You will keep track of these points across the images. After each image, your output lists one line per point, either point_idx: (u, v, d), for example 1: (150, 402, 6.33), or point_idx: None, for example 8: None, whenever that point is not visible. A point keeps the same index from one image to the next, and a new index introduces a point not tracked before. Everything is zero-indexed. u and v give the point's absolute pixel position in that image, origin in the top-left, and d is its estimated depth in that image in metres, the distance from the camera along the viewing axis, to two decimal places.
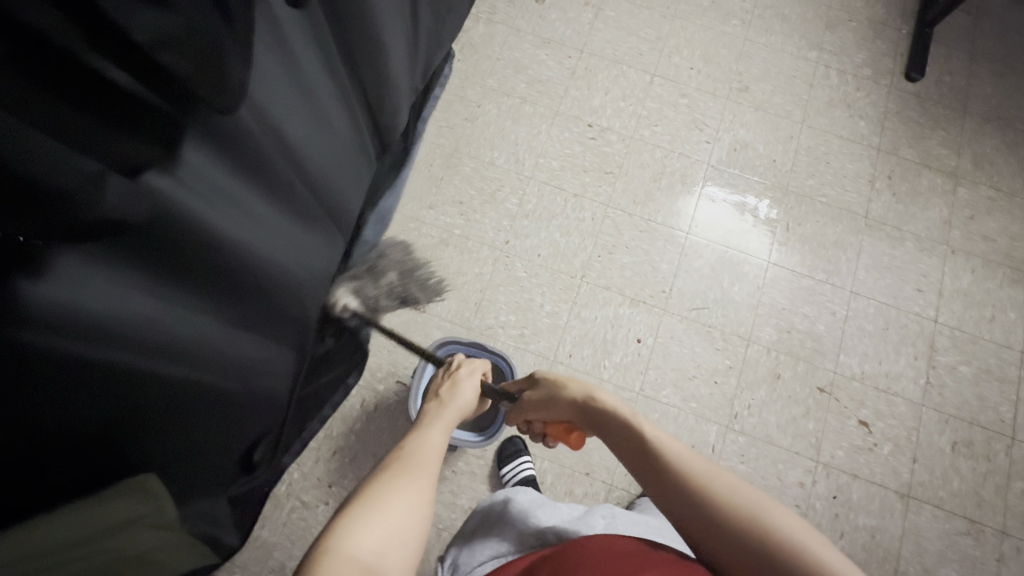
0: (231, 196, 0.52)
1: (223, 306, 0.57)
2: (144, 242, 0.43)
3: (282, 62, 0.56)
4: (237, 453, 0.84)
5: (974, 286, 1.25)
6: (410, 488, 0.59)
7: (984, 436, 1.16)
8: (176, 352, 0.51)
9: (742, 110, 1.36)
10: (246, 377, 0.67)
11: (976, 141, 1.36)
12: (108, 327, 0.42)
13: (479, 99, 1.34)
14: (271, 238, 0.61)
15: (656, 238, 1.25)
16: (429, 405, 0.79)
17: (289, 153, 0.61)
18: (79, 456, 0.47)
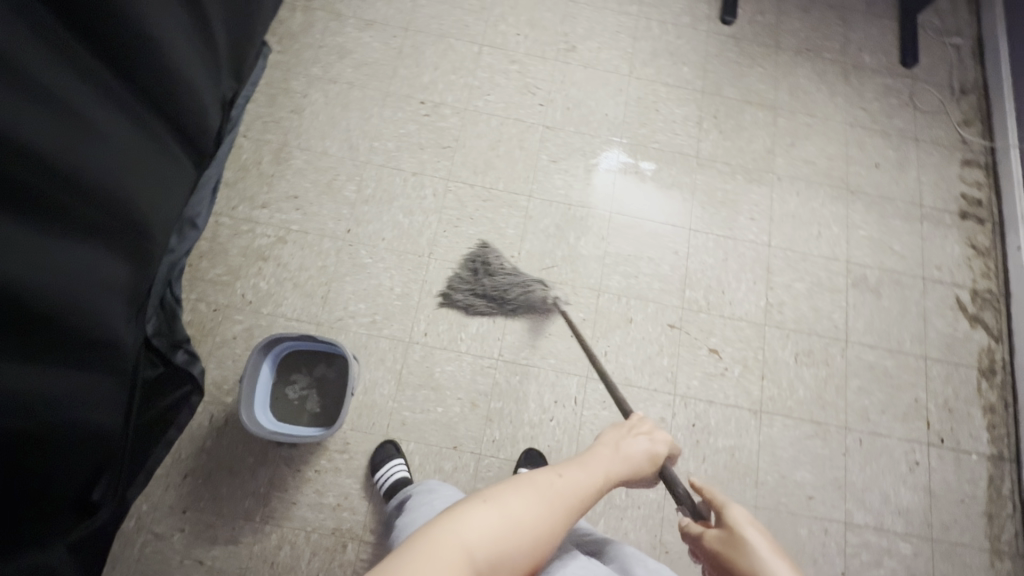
0: (48, 256, 0.64)
1: (58, 346, 0.69)
2: None
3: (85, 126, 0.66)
4: (71, 492, 0.79)
5: (800, 208, 1.33)
6: (540, 502, 0.63)
7: (822, 343, 1.24)
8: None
9: (571, 69, 1.38)
10: (70, 401, 0.72)
11: (791, 74, 1.45)
12: None
13: (304, 90, 1.29)
14: (67, 272, 0.67)
15: (499, 205, 1.25)
16: (603, 448, 0.79)
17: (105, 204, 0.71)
18: None
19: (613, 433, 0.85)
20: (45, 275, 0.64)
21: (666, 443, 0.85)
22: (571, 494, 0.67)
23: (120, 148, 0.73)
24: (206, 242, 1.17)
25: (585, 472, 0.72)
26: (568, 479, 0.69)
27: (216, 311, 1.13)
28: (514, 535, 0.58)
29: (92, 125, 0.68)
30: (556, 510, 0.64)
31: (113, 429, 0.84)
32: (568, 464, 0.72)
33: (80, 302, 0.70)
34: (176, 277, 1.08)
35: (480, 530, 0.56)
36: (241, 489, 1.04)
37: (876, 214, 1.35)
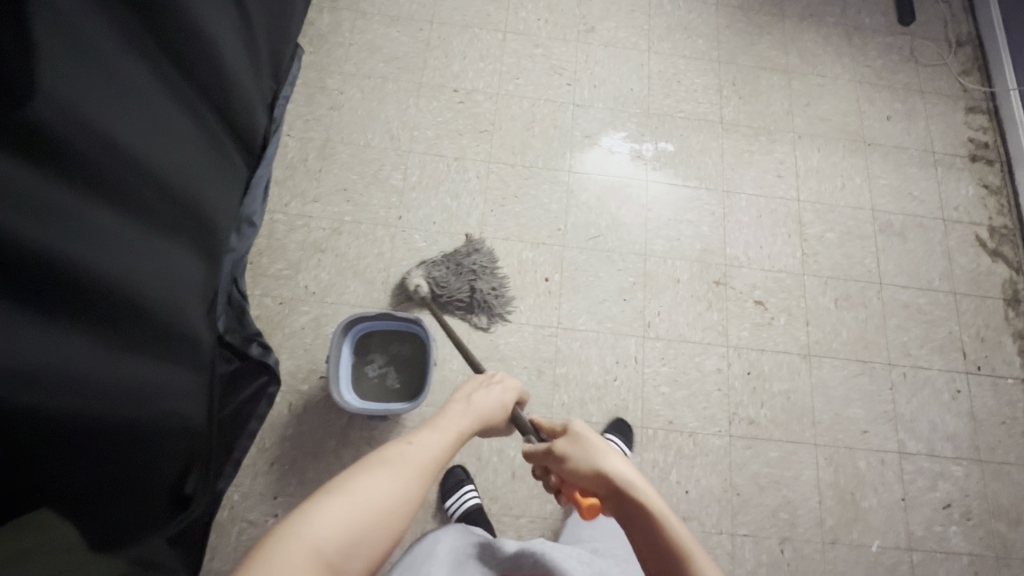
0: (125, 242, 0.64)
1: (139, 339, 0.69)
2: (48, 285, 0.55)
3: (146, 109, 0.66)
4: (165, 486, 0.82)
5: (823, 162, 1.40)
6: (395, 479, 0.59)
7: (858, 287, 1.31)
8: (35, 368, 0.54)
9: (593, 49, 1.44)
10: (140, 392, 0.69)
11: (798, 39, 1.52)
12: (45, 360, 0.55)
13: (340, 87, 1.33)
14: (125, 254, 0.64)
15: (541, 181, 1.30)
16: (454, 405, 0.76)
17: (168, 190, 0.71)
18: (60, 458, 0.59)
19: (466, 386, 0.82)
20: (104, 254, 0.60)
21: (517, 390, 0.84)
22: (428, 459, 0.64)
23: (168, 125, 0.70)
24: (263, 239, 1.20)
25: (434, 435, 0.68)
26: (418, 447, 0.65)
27: (282, 304, 1.16)
28: (365, 523, 0.55)
29: (144, 100, 0.65)
30: (412, 480, 0.61)
31: (201, 422, 0.86)
32: (419, 432, 0.68)
33: (138, 286, 0.66)
34: (241, 273, 1.10)
35: (328, 526, 0.53)
36: (327, 472, 1.08)
37: (892, 163, 1.42)
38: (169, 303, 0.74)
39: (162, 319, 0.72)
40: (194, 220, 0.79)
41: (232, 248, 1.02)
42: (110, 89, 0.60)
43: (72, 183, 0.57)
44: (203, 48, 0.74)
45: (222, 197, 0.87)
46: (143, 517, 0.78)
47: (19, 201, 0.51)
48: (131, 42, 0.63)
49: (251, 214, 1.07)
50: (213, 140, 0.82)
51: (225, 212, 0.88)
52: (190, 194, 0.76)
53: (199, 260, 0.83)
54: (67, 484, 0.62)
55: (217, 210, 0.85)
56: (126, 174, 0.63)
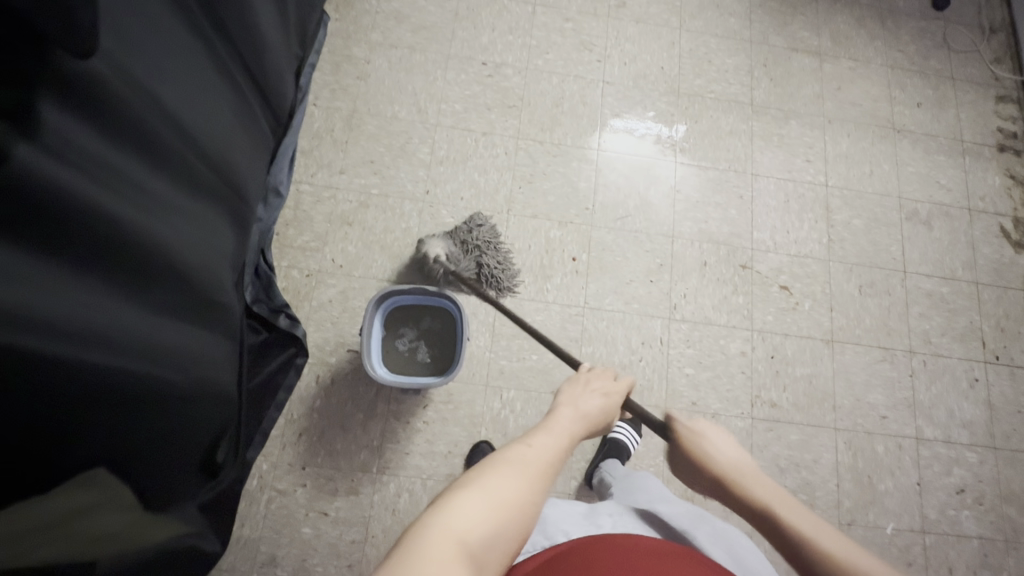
0: (161, 206, 0.62)
1: (172, 307, 0.66)
2: (91, 245, 0.52)
3: (187, 69, 0.63)
4: (201, 456, 0.82)
5: (852, 148, 1.39)
6: (519, 480, 0.58)
7: (883, 275, 1.31)
8: (89, 329, 0.53)
9: (624, 25, 1.40)
10: (178, 356, 0.68)
11: (831, 20, 1.49)
12: (87, 323, 0.52)
13: (367, 56, 1.30)
14: (167, 215, 0.63)
15: (570, 159, 1.29)
16: (562, 410, 0.75)
17: (201, 155, 0.68)
18: (102, 429, 0.58)
19: (569, 390, 0.81)
20: (148, 214, 0.59)
21: (620, 391, 0.82)
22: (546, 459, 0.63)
23: (208, 85, 0.68)
24: (289, 210, 1.19)
25: (550, 442, 0.65)
26: (534, 449, 0.63)
27: (309, 277, 1.15)
28: (501, 518, 0.54)
29: (185, 57, 0.63)
30: (535, 483, 0.59)
31: (233, 393, 0.86)
32: (535, 435, 0.67)
33: (178, 248, 0.65)
34: (268, 245, 1.08)
35: (470, 521, 0.52)
36: (355, 444, 1.08)
37: (921, 150, 1.41)
38: (200, 271, 0.71)
39: (200, 284, 0.72)
40: (226, 188, 0.76)
41: (260, 218, 1.01)
42: (158, 46, 0.58)
43: (121, 141, 0.55)
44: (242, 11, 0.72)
45: (253, 166, 0.84)
46: (181, 487, 0.78)
47: (76, 158, 0.49)
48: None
49: (278, 185, 1.05)
50: (247, 105, 0.79)
51: (255, 181, 0.86)
52: (222, 161, 0.74)
53: (230, 230, 0.80)
54: (110, 456, 0.60)
55: (248, 179, 0.83)
56: (170, 134, 0.62)
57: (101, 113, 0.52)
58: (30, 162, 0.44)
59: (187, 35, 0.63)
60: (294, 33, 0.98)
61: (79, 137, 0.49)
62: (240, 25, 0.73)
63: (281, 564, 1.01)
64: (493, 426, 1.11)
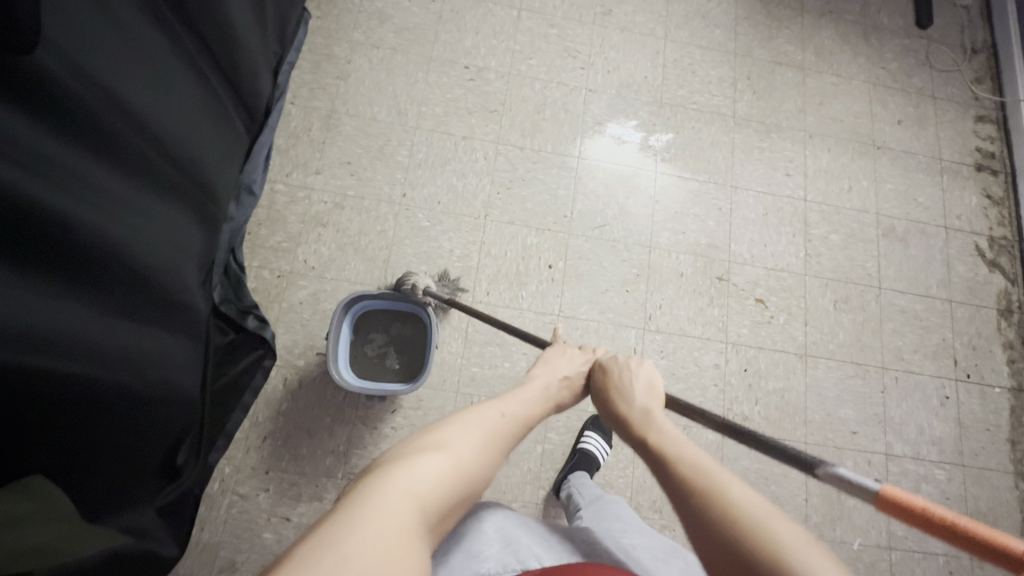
0: (125, 208, 0.61)
1: (132, 309, 0.65)
2: (42, 246, 0.52)
3: (156, 70, 0.63)
4: (158, 459, 0.80)
5: (832, 163, 1.39)
6: (480, 444, 0.60)
7: (858, 290, 1.31)
8: (31, 330, 0.51)
9: (609, 33, 1.40)
10: (136, 357, 0.67)
11: (815, 35, 1.49)
12: (37, 326, 0.52)
13: (348, 55, 1.29)
14: (126, 216, 0.61)
15: (550, 166, 1.28)
16: (539, 371, 0.83)
17: (169, 156, 0.67)
18: (48, 432, 0.57)
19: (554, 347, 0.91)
20: (110, 217, 0.59)
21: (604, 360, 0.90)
22: (509, 431, 0.65)
23: (175, 84, 0.66)
24: (263, 209, 1.17)
25: (534, 384, 0.78)
26: (506, 415, 0.68)
27: (281, 278, 1.14)
28: (461, 481, 0.55)
29: (153, 58, 0.62)
30: (499, 445, 0.63)
31: (195, 395, 0.84)
32: (507, 401, 0.70)
33: (140, 250, 0.64)
34: (239, 244, 1.07)
35: (428, 481, 0.52)
36: (320, 449, 1.07)
37: (900, 167, 1.42)
38: (165, 274, 0.70)
39: (163, 286, 0.70)
40: (196, 189, 0.75)
41: (230, 217, 0.99)
42: (120, 44, 0.57)
43: (72, 138, 0.53)
44: (218, 9, 0.70)
45: (226, 168, 0.83)
46: (132, 490, 0.77)
47: (17, 152, 0.47)
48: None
49: (251, 182, 1.04)
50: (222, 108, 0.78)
51: (229, 183, 0.85)
52: (193, 163, 0.73)
53: (197, 231, 0.79)
54: (52, 459, 0.59)
55: (221, 181, 0.82)
56: (129, 132, 0.60)
57: (60, 115, 0.51)
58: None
59: (154, 35, 0.62)
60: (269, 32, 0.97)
61: (36, 139, 0.49)
62: (218, 27, 0.72)
63: (240, 570, 0.99)
64: None
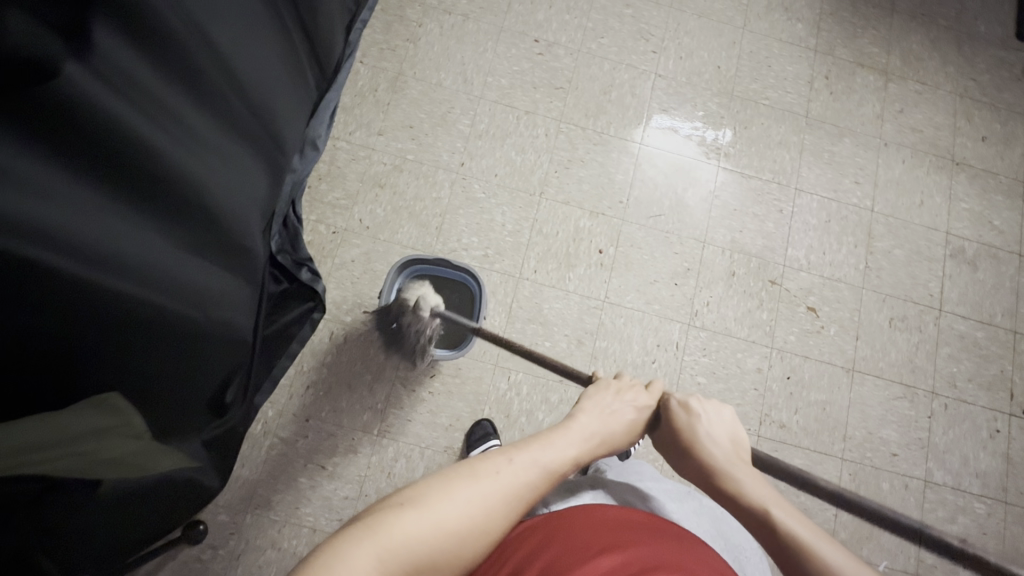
0: (210, 150, 0.63)
1: (205, 249, 0.67)
2: (121, 176, 0.52)
3: (247, 16, 0.64)
4: (209, 394, 0.83)
5: (905, 175, 1.33)
6: (474, 497, 0.55)
7: (917, 310, 1.26)
8: (97, 246, 0.51)
9: (685, 18, 1.36)
10: (197, 294, 0.67)
11: (904, 39, 1.41)
12: (119, 255, 0.53)
13: (420, 19, 1.28)
14: (210, 156, 0.63)
15: (610, 150, 1.26)
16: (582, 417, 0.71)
17: (252, 103, 0.69)
18: (124, 357, 0.60)
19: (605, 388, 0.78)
20: (197, 159, 0.60)
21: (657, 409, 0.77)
22: (520, 482, 0.59)
23: (260, 29, 0.67)
24: (324, 165, 1.19)
25: (572, 433, 0.68)
26: (524, 467, 0.61)
27: (335, 234, 1.16)
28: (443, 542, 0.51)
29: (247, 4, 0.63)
30: (504, 505, 0.57)
31: (250, 338, 0.87)
32: (531, 452, 0.63)
33: (217, 190, 0.65)
34: (300, 197, 1.09)
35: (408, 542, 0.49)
36: (359, 404, 1.10)
37: (978, 187, 1.35)
38: (239, 218, 0.71)
39: (231, 226, 0.70)
40: (274, 138, 0.77)
41: (295, 169, 1.01)
42: None
43: (164, 68, 0.54)
44: None
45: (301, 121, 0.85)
46: (185, 421, 0.80)
47: (120, 81, 0.48)
48: None
49: (316, 137, 1.05)
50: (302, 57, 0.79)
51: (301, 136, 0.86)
52: (273, 112, 0.74)
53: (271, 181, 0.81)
54: (128, 380, 0.62)
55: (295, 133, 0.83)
56: (213, 66, 0.60)
57: (160, 48, 0.52)
58: (65, 75, 0.43)
59: None
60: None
61: (137, 72, 0.50)
62: None
63: (274, 509, 1.04)
64: (496, 406, 1.11)
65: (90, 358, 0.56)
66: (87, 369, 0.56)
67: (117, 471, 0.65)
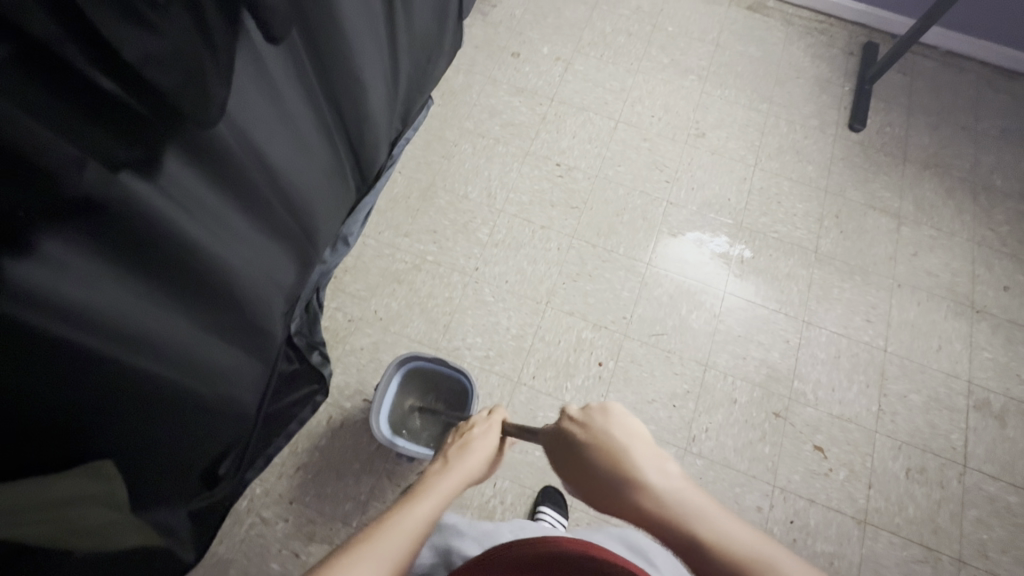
0: (230, 232, 0.74)
1: (211, 319, 0.77)
2: (156, 266, 0.62)
3: (277, 116, 0.78)
4: (203, 464, 0.89)
5: (920, 318, 1.31)
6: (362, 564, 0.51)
7: (937, 462, 1.18)
8: (124, 327, 0.61)
9: (699, 154, 1.47)
10: (201, 361, 0.77)
11: (916, 186, 1.46)
12: (138, 330, 0.63)
13: (456, 139, 1.45)
14: (228, 239, 0.74)
15: (618, 267, 1.33)
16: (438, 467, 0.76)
17: (274, 187, 0.82)
18: (127, 423, 0.67)
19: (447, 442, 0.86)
20: (216, 242, 0.72)
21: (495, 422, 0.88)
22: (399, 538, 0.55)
23: (285, 131, 0.81)
24: (352, 258, 1.31)
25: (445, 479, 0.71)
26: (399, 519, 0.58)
27: (350, 322, 1.24)
28: None
29: (278, 114, 0.78)
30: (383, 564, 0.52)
31: (250, 407, 0.94)
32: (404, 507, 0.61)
33: (229, 267, 0.76)
34: (325, 284, 1.20)
35: None
36: (344, 492, 1.11)
37: (1002, 337, 1.30)
38: (245, 289, 0.82)
39: (236, 303, 0.80)
40: (287, 218, 0.89)
41: (324, 261, 1.13)
42: (259, 103, 0.72)
43: (208, 174, 0.66)
44: (331, 71, 0.88)
45: (317, 204, 0.99)
46: (174, 491, 0.85)
47: (170, 191, 0.60)
48: (287, 63, 0.77)
49: (348, 234, 1.19)
50: (322, 148, 0.94)
51: (315, 218, 0.99)
52: (289, 192, 0.87)
53: (284, 256, 0.93)
54: (129, 445, 0.70)
55: (309, 214, 0.97)
56: (245, 174, 0.73)
57: (206, 160, 0.65)
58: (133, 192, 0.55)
59: (285, 97, 0.78)
60: (389, 112, 1.19)
61: (183, 181, 0.62)
62: (331, 81, 0.90)
63: None
64: (478, 512, 1.09)
65: (103, 424, 0.64)
66: (98, 435, 0.64)
67: (87, 544, 0.66)
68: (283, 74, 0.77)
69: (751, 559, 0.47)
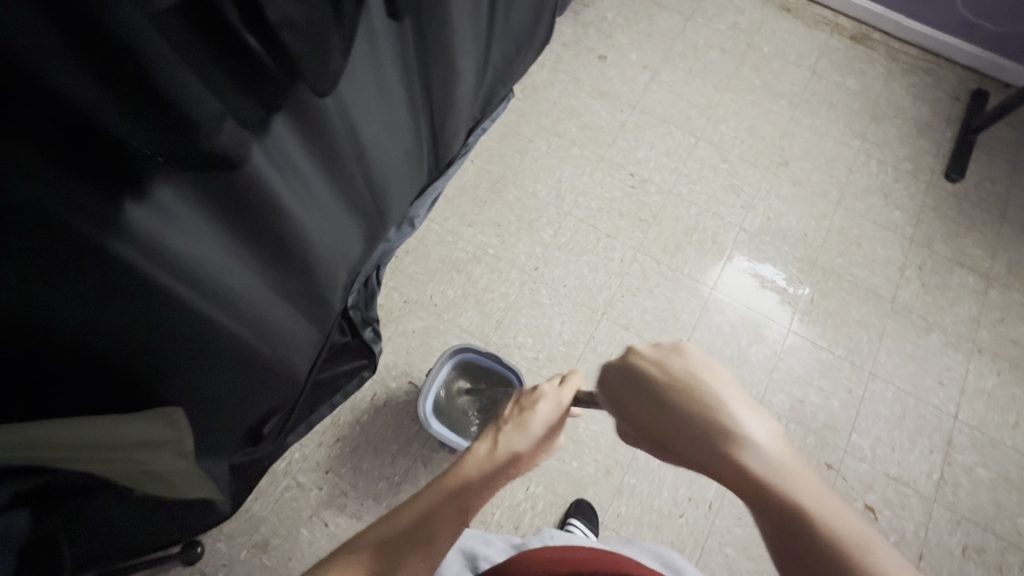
0: (314, 199, 0.74)
1: (281, 281, 0.76)
2: (244, 222, 0.62)
3: (375, 92, 0.77)
4: (250, 421, 0.90)
5: (998, 389, 1.23)
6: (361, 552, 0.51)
7: (998, 545, 1.10)
8: (208, 279, 0.60)
9: (779, 183, 1.42)
10: (267, 323, 0.77)
11: (1012, 248, 1.37)
12: (219, 283, 0.62)
13: (532, 135, 1.43)
14: (310, 205, 0.74)
15: (680, 288, 1.29)
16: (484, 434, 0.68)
17: (359, 161, 0.82)
18: (191, 372, 0.67)
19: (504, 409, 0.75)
20: (300, 205, 0.71)
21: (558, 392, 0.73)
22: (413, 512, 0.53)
23: (380, 106, 0.81)
24: (414, 240, 1.31)
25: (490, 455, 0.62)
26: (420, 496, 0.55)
27: (405, 303, 1.25)
28: None
29: (377, 89, 0.78)
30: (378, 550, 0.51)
31: (300, 374, 0.94)
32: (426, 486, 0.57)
33: (306, 231, 0.75)
34: (385, 263, 1.20)
35: None
36: (379, 470, 1.11)
37: None
38: (315, 256, 0.81)
39: (305, 270, 0.80)
40: (364, 193, 0.89)
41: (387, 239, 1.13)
42: (362, 75, 0.72)
43: (305, 137, 0.66)
44: (430, 53, 0.88)
45: (393, 181, 0.98)
46: (219, 443, 0.86)
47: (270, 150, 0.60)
48: (393, 41, 0.76)
49: (415, 216, 1.19)
50: (407, 128, 0.93)
51: (388, 194, 0.98)
52: (371, 168, 0.87)
53: (354, 229, 0.92)
54: (188, 394, 0.70)
55: (384, 191, 0.96)
56: (337, 143, 0.72)
57: (307, 125, 0.64)
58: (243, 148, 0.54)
59: (385, 72, 0.78)
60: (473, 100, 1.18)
61: (282, 141, 0.62)
62: (428, 62, 0.89)
63: (269, 552, 1.04)
64: (507, 513, 1.08)
65: (169, 368, 0.64)
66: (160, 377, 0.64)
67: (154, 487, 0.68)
68: (388, 50, 0.76)
69: (845, 533, 0.36)
